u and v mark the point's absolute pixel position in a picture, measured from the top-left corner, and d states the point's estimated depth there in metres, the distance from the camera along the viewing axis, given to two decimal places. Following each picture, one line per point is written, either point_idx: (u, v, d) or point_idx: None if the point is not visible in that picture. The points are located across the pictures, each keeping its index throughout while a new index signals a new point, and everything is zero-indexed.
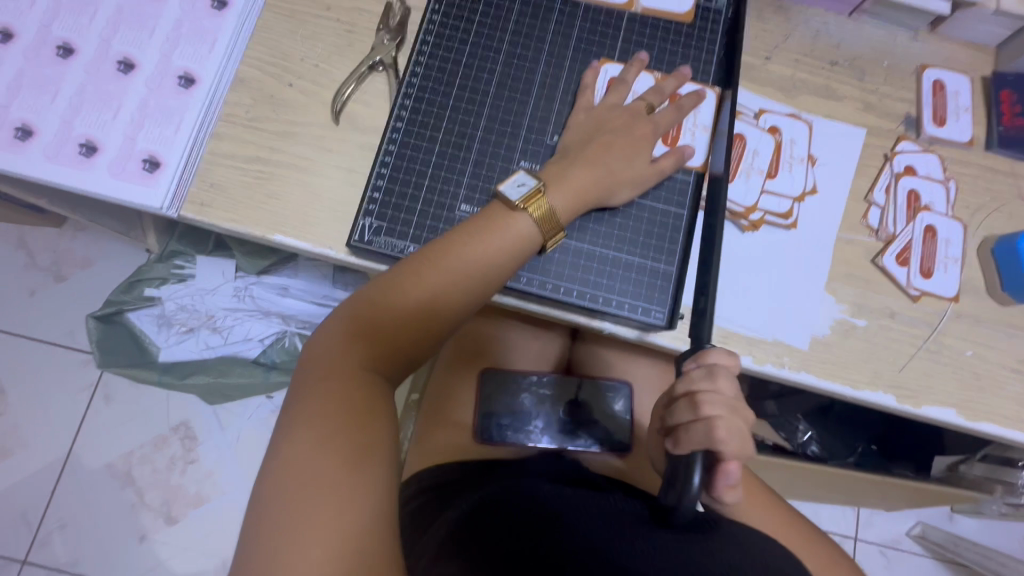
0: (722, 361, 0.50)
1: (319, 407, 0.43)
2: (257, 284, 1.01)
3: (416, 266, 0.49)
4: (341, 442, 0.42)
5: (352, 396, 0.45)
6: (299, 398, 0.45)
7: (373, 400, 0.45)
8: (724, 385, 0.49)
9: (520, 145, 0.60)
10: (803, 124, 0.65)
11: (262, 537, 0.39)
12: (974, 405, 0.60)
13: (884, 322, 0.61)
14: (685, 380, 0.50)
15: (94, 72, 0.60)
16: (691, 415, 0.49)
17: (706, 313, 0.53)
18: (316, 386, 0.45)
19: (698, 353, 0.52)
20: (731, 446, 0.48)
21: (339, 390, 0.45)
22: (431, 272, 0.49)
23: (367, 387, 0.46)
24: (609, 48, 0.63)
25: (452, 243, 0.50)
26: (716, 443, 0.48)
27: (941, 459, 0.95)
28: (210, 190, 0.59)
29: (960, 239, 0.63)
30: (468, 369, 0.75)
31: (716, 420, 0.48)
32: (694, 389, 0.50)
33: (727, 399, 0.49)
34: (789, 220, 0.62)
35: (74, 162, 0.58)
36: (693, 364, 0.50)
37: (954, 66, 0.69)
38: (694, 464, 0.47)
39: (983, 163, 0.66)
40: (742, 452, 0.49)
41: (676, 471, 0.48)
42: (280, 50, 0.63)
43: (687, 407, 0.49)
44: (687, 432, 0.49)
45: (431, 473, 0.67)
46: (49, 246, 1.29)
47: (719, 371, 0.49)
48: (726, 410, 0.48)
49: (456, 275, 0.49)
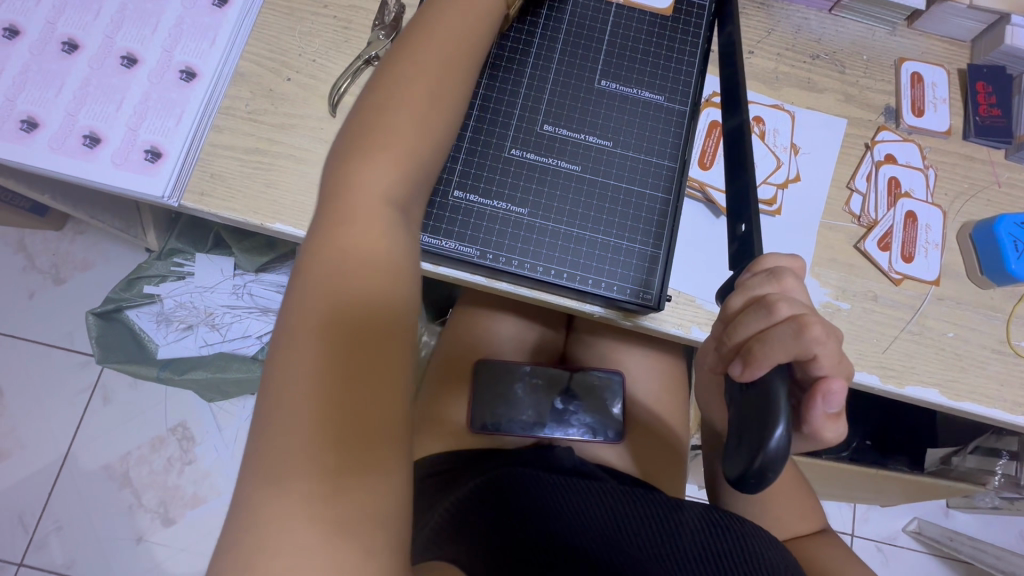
0: (783, 264, 0.41)
1: (315, 310, 0.36)
2: (255, 282, 1.04)
3: (369, 135, 0.42)
4: (348, 362, 0.35)
5: (338, 288, 0.37)
6: (294, 293, 0.37)
7: (366, 278, 0.38)
8: (793, 286, 0.39)
9: (511, 134, 0.62)
10: (784, 115, 0.67)
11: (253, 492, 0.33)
12: (956, 385, 0.61)
13: (867, 305, 0.63)
14: (742, 289, 0.40)
15: (98, 67, 0.62)
16: (763, 322, 0.38)
17: (752, 233, 0.46)
18: (304, 287, 0.37)
19: (753, 261, 0.42)
20: (828, 353, 0.37)
21: (335, 282, 0.37)
22: (392, 125, 0.42)
23: (367, 261, 0.39)
24: (597, 41, 0.65)
25: (410, 72, 0.43)
26: (809, 347, 0.36)
27: (934, 451, 0.99)
28: (210, 180, 0.61)
29: (940, 225, 0.65)
30: (465, 359, 0.77)
31: (804, 317, 0.37)
32: (752, 295, 0.40)
33: (803, 302, 0.39)
34: (773, 206, 0.64)
35: (78, 153, 0.59)
36: (747, 272, 0.42)
37: (932, 59, 0.71)
38: (778, 404, 0.34)
39: (962, 152, 0.68)
40: (842, 369, 0.39)
41: (749, 414, 0.35)
42: (278, 46, 0.65)
43: (759, 311, 0.39)
44: (761, 345, 0.37)
45: (427, 461, 0.69)
46: (49, 248, 1.31)
47: (784, 272, 0.39)
48: (807, 310, 0.38)
49: (417, 124, 0.43)
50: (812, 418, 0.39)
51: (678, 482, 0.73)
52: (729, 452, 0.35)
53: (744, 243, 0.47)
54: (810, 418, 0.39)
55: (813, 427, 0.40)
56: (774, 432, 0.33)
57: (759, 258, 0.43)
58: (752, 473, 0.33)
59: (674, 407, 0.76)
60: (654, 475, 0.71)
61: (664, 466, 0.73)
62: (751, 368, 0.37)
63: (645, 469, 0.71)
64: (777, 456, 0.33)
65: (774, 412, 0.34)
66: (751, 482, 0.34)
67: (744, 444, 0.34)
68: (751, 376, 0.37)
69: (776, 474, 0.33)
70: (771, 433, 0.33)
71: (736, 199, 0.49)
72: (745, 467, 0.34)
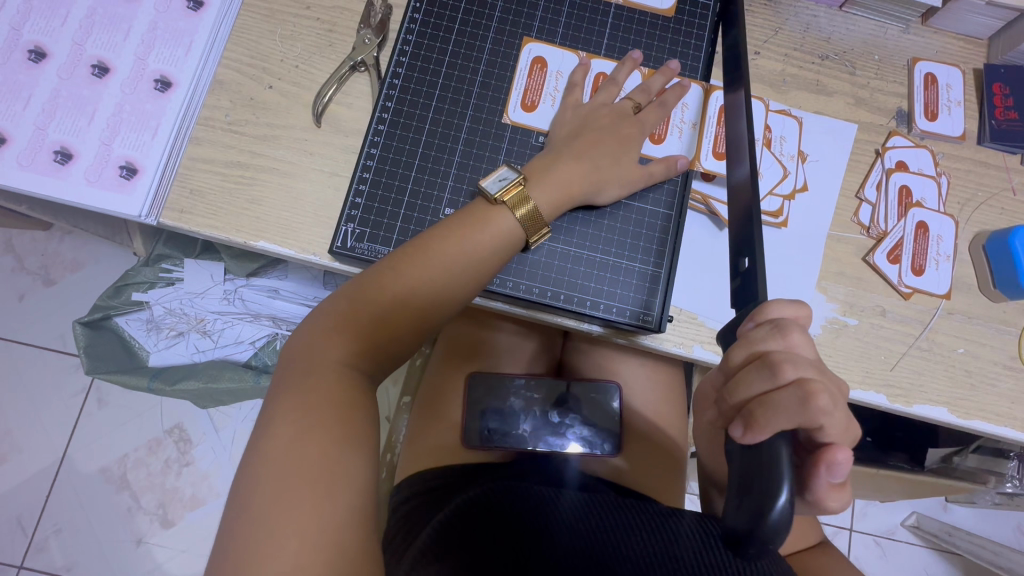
0: (789, 314, 0.39)
1: (271, 496, 0.38)
2: (246, 286, 1.01)
3: (346, 323, 0.46)
4: (306, 523, 0.37)
5: (347, 425, 0.43)
6: (245, 485, 0.39)
7: (343, 458, 0.41)
8: (800, 342, 0.37)
9: (505, 147, 0.59)
10: (792, 120, 0.64)
11: (240, 533, 0.38)
12: (966, 402, 0.59)
13: (875, 320, 0.60)
14: (746, 342, 0.39)
15: (68, 77, 0.58)
16: (768, 381, 0.37)
17: (756, 272, 0.44)
18: (258, 486, 0.39)
19: (756, 309, 0.41)
20: (834, 421, 0.36)
21: (298, 472, 0.39)
22: (370, 315, 0.47)
23: (334, 446, 0.41)
24: (595, 45, 0.62)
25: (431, 248, 0.49)
26: (815, 415, 0.35)
27: (936, 451, 0.95)
28: (190, 196, 0.58)
29: (952, 236, 0.63)
30: (459, 370, 0.75)
31: (810, 383, 0.35)
32: (757, 348, 0.38)
33: (810, 360, 0.37)
34: (779, 218, 0.61)
35: (49, 170, 0.56)
36: (750, 323, 0.40)
37: (947, 58, 0.68)
38: (783, 465, 0.32)
39: (975, 157, 0.65)
40: (848, 434, 0.37)
41: (751, 476, 0.33)
42: (259, 51, 0.61)
43: (764, 371, 0.37)
44: (766, 409, 0.35)
45: (422, 477, 0.67)
46: (36, 249, 1.28)
47: (790, 327, 0.38)
48: (814, 372, 0.37)
49: (408, 301, 0.48)
50: (816, 486, 0.38)
51: (680, 498, 0.72)
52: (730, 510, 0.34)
53: (746, 279, 0.45)
54: (815, 485, 0.38)
55: (817, 495, 0.38)
56: (778, 499, 0.31)
57: (764, 303, 0.41)
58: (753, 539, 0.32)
59: (676, 421, 0.74)
60: (656, 488, 0.70)
61: (663, 480, 0.71)
62: (753, 430, 0.35)
63: (647, 484, 0.70)
64: (781, 525, 0.31)
65: (778, 476, 0.32)
66: (750, 546, 0.33)
67: (745, 509, 0.32)
68: (754, 439, 0.34)
69: (778, 545, 0.32)
70: (776, 498, 0.31)
71: (742, 238, 0.47)
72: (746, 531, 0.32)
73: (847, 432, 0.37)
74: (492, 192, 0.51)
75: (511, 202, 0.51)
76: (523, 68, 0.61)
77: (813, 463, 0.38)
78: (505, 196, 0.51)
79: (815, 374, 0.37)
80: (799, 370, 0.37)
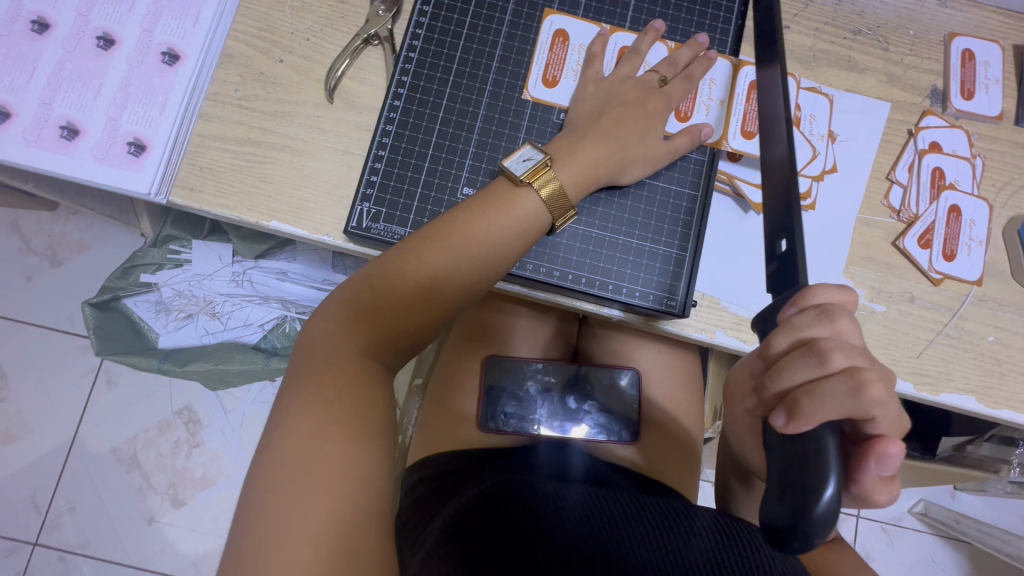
0: (834, 299, 0.38)
1: (286, 497, 0.37)
2: (254, 268, 1.00)
3: (363, 309, 0.45)
4: (319, 528, 0.36)
5: (363, 422, 0.41)
6: (257, 483, 0.38)
7: (360, 455, 0.40)
8: (847, 329, 0.36)
9: (525, 124, 0.57)
10: (823, 99, 0.61)
11: (253, 534, 0.36)
12: (994, 391, 0.58)
13: (903, 307, 0.59)
14: (789, 327, 0.37)
15: (72, 49, 0.56)
16: (814, 370, 0.35)
17: (796, 254, 0.42)
18: (272, 485, 0.38)
19: (799, 293, 0.39)
20: (886, 412, 0.35)
21: (314, 473, 0.38)
22: (390, 302, 0.45)
23: (350, 444, 0.40)
24: (619, 17, 0.60)
25: (454, 232, 0.47)
26: (866, 405, 0.34)
27: (947, 440, 0.92)
28: (199, 174, 0.56)
29: (985, 220, 0.61)
30: (472, 354, 0.73)
31: (861, 372, 0.34)
32: (803, 335, 0.37)
33: (858, 348, 0.36)
34: (806, 201, 0.59)
35: (55, 145, 0.55)
36: (793, 308, 0.39)
37: (985, 34, 0.65)
38: (828, 457, 0.32)
39: (1012, 139, 0.63)
40: (897, 426, 0.36)
41: (794, 470, 0.32)
42: (268, 23, 0.59)
43: (810, 359, 0.36)
44: (812, 398, 0.34)
45: (435, 463, 0.66)
46: (43, 229, 1.27)
47: (839, 313, 0.36)
48: (864, 359, 0.35)
49: (428, 288, 0.46)
50: (862, 479, 0.37)
51: (695, 485, 0.71)
52: (772, 503, 0.33)
53: (784, 264, 0.44)
54: (861, 479, 0.37)
55: (863, 489, 0.37)
56: (826, 491, 0.31)
57: (807, 288, 0.39)
58: (798, 532, 0.31)
59: (693, 408, 0.73)
60: (671, 477, 0.69)
61: (680, 468, 0.70)
62: (797, 420, 0.34)
63: (660, 473, 0.69)
64: (826, 518, 0.30)
65: (821, 464, 0.32)
66: (792, 539, 0.32)
67: (788, 500, 0.32)
68: (797, 428, 0.34)
69: (823, 539, 0.31)
70: (823, 489, 0.31)
71: (779, 218, 0.45)
72: (790, 523, 0.31)
73: (895, 425, 0.36)
74: (516, 173, 0.50)
75: (539, 184, 0.49)
76: (544, 41, 0.59)
77: (861, 457, 0.36)
78: (529, 176, 0.50)
79: (863, 362, 0.36)
80: (848, 358, 0.36)
